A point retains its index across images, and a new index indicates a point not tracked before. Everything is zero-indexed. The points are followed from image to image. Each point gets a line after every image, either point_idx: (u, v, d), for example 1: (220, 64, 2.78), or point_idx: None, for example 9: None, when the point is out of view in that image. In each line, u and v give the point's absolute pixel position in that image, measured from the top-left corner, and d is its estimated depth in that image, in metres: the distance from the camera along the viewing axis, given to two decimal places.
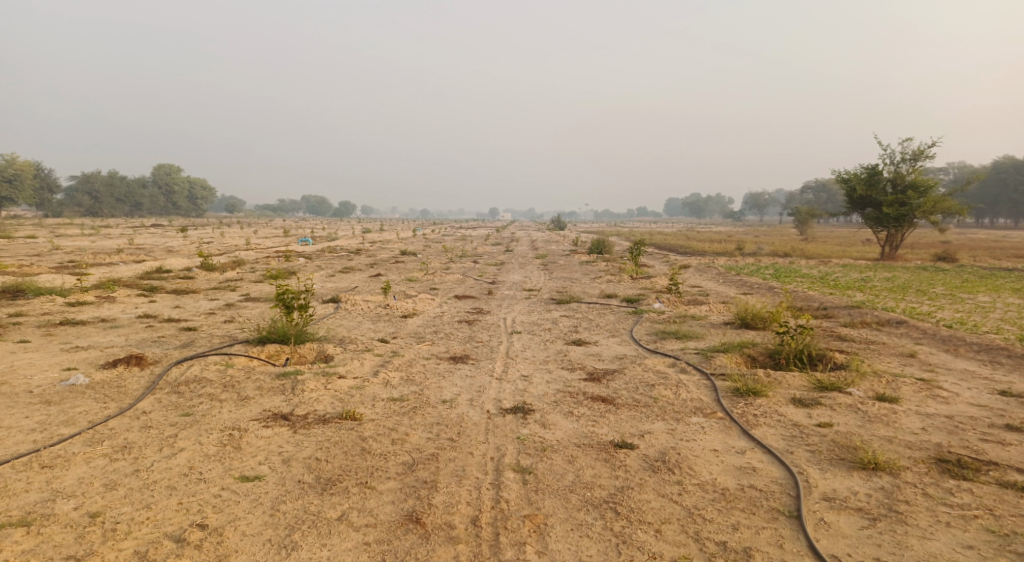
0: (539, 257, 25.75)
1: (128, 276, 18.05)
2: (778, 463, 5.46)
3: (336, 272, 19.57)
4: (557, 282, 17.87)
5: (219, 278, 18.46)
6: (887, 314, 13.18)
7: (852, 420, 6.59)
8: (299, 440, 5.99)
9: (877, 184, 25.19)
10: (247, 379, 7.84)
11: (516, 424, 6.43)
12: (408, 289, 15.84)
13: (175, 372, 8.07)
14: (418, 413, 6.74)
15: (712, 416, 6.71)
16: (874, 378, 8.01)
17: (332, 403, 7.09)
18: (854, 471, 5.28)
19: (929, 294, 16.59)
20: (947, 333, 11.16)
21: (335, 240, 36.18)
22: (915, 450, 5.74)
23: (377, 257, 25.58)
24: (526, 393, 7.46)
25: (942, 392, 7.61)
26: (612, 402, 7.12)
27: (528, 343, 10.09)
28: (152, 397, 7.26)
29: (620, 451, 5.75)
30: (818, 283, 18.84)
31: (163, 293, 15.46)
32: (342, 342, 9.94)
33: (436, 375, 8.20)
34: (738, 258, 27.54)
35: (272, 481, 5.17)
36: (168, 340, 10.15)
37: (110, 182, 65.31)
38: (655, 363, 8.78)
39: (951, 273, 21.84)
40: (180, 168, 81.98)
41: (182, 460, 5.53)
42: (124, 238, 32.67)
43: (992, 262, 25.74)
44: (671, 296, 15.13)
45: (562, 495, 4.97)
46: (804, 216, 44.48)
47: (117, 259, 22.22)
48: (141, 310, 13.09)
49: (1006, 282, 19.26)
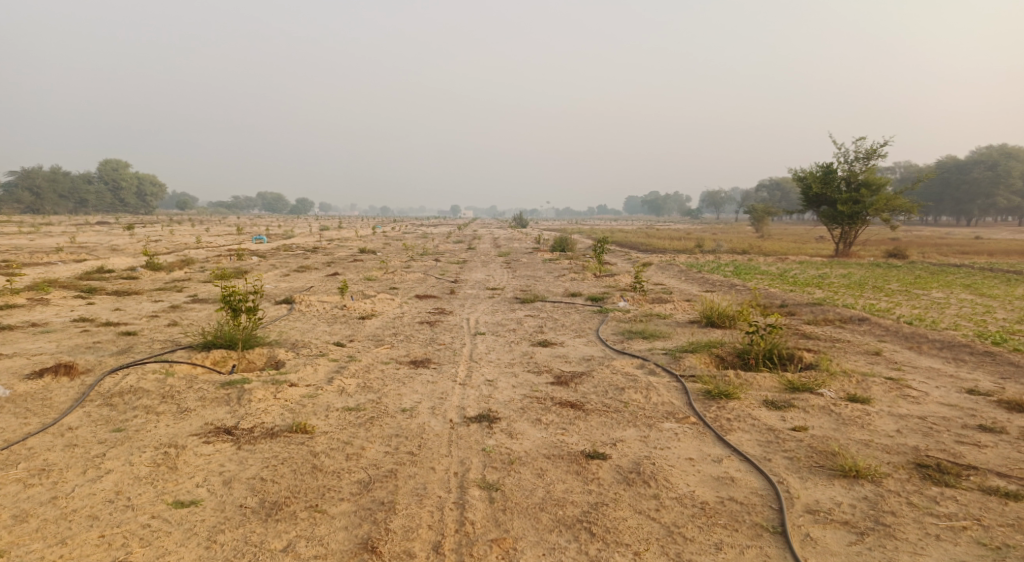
0: (501, 256, 25.38)
1: (66, 277, 16.92)
2: (756, 472, 5.20)
3: (291, 271, 18.82)
4: (520, 281, 17.52)
5: (164, 279, 17.49)
6: (849, 311, 13.22)
7: (826, 424, 6.40)
8: (242, 457, 5.47)
9: (832, 182, 25.59)
10: (189, 389, 7.23)
11: (481, 435, 6.03)
12: (366, 289, 15.26)
13: (108, 382, 7.40)
14: (376, 424, 6.28)
15: (685, 421, 6.44)
16: (844, 378, 7.87)
17: (282, 414, 6.56)
18: (836, 479, 5.05)
19: (886, 291, 16.81)
20: (909, 330, 11.21)
21: (292, 238, 35.16)
22: (894, 455, 5.56)
23: (335, 256, 24.74)
24: (491, 399, 7.07)
25: (912, 392, 7.51)
26: (581, 408, 6.79)
27: (493, 344, 9.70)
28: (80, 411, 6.60)
29: (592, 463, 5.41)
30: (778, 281, 18.93)
31: (103, 294, 14.51)
32: (295, 347, 9.37)
33: (395, 382, 7.74)
34: (698, 256, 27.67)
35: (210, 507, 4.66)
36: (104, 347, 9.39)
37: (52, 178, 62.31)
38: (623, 365, 8.48)
39: (903, 269, 22.39)
40: (128, 163, 78.84)
41: (108, 483, 4.95)
42: (66, 236, 30.96)
43: (940, 258, 26.51)
44: (636, 295, 14.91)
45: (531, 514, 4.59)
46: (760, 214, 45.16)
47: (56, 259, 20.92)
48: (77, 313, 12.20)
49: (956, 278, 19.79)
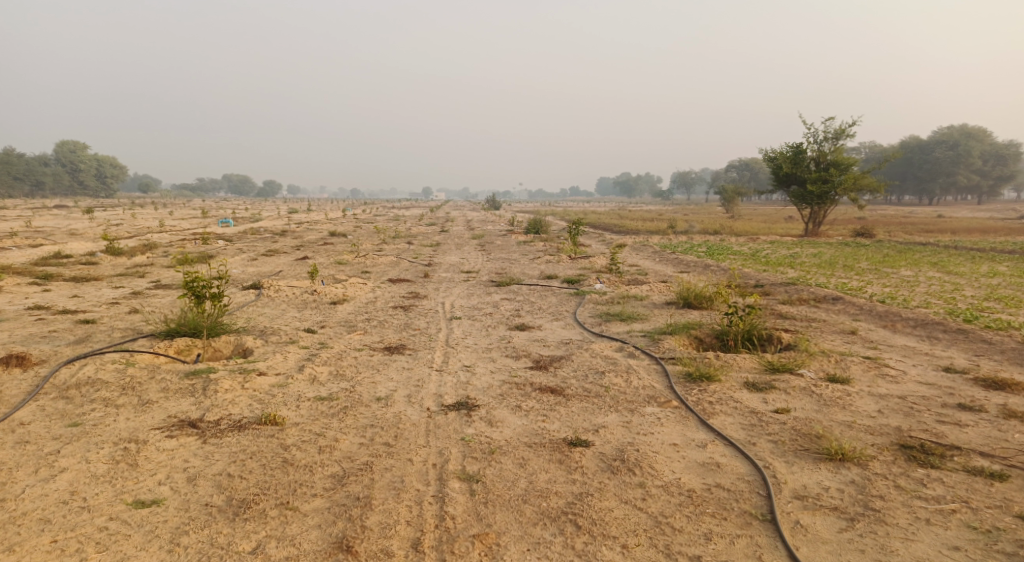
0: (475, 238, 25.08)
1: (21, 263, 16.17)
2: (742, 457, 5.11)
3: (259, 255, 18.28)
4: (495, 264, 17.27)
5: (125, 264, 16.82)
6: (822, 291, 13.27)
7: (808, 405, 6.34)
8: (208, 452, 5.18)
9: (802, 162, 25.71)
10: (151, 380, 6.87)
11: (460, 423, 5.83)
12: (337, 273, 14.87)
13: (64, 374, 7.00)
14: (349, 414, 6.03)
15: (667, 405, 6.33)
16: (823, 359, 7.85)
17: (250, 405, 6.27)
18: (822, 464, 4.99)
19: (856, 270, 16.99)
20: (882, 308, 11.28)
21: (259, 221, 34.49)
22: (877, 437, 5.53)
23: (304, 240, 24.13)
24: (469, 385, 6.86)
25: (890, 371, 7.52)
26: (561, 393, 6.62)
27: (469, 329, 9.47)
28: (33, 405, 6.21)
29: (575, 450, 5.25)
30: (750, 260, 19.01)
31: (60, 281, 13.88)
32: (264, 334, 9.02)
33: (369, 369, 7.48)
34: (671, 237, 27.69)
35: (173, 507, 4.38)
36: (60, 336, 8.92)
37: (6, 160, 59.82)
38: (602, 348, 8.33)
39: (871, 248, 22.67)
40: (86, 145, 76.04)
41: (61, 483, 4.61)
42: (21, 220, 29.71)
43: (907, 237, 26.92)
44: (612, 276, 14.77)
45: (514, 507, 4.42)
46: (730, 195, 45.51)
47: (9, 244, 19.97)
48: (32, 301, 11.62)
49: (923, 256, 20.09)
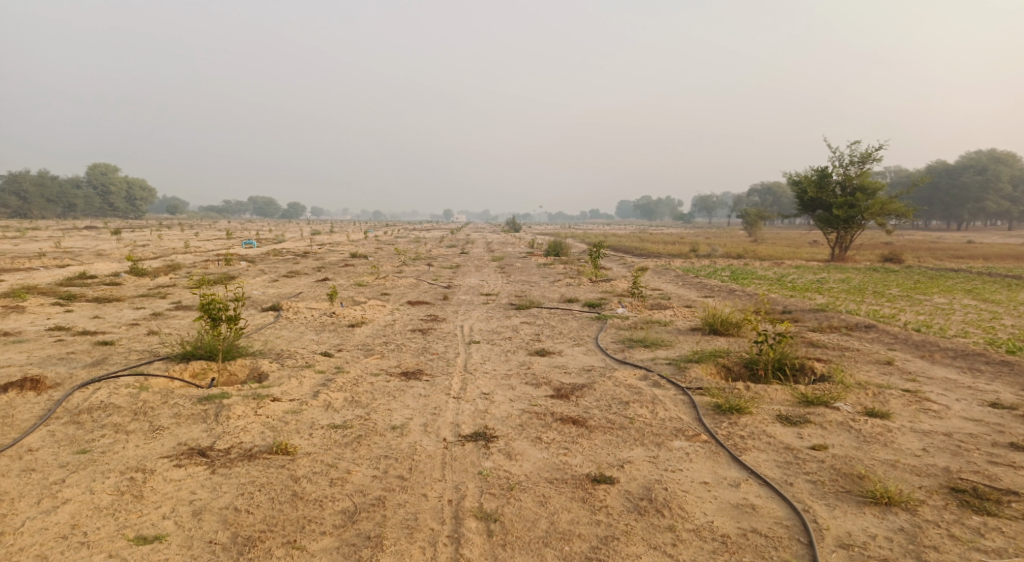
0: (495, 260, 24.94)
1: (46, 283, 16.30)
2: (779, 499, 4.80)
3: (279, 277, 18.28)
4: (515, 286, 17.06)
5: (148, 285, 16.89)
6: (853, 318, 12.82)
7: (847, 441, 5.98)
8: (216, 483, 4.98)
9: (827, 186, 25.26)
10: (163, 405, 6.72)
11: (477, 456, 5.56)
12: (357, 295, 14.77)
13: (77, 398, 6.88)
14: (363, 444, 5.81)
15: (695, 438, 6.00)
16: (860, 391, 7.45)
17: (262, 433, 6.07)
18: (866, 509, 4.66)
19: (888, 296, 16.44)
20: (918, 337, 10.81)
21: (281, 242, 34.86)
22: (924, 479, 5.17)
23: (325, 261, 24.17)
24: (487, 415, 6.60)
25: (933, 405, 7.11)
26: (584, 424, 6.33)
27: (488, 354, 9.23)
28: (44, 430, 6.08)
29: (599, 488, 4.96)
30: (777, 285, 18.57)
31: (81, 301, 13.92)
32: (280, 357, 8.87)
33: (385, 396, 7.25)
34: (694, 260, 27.32)
35: (176, 544, 4.18)
36: (77, 358, 8.84)
37: (40, 182, 61.42)
38: (626, 376, 8.02)
39: (902, 274, 22.09)
40: (116, 167, 77.77)
41: (63, 516, 4.43)
42: (51, 241, 30.29)
43: (937, 263, 26.25)
44: (634, 301, 14.45)
45: (535, 552, 4.18)
46: (753, 218, 44.94)
47: (37, 264, 20.27)
48: (53, 321, 11.62)
49: (956, 283, 19.49)
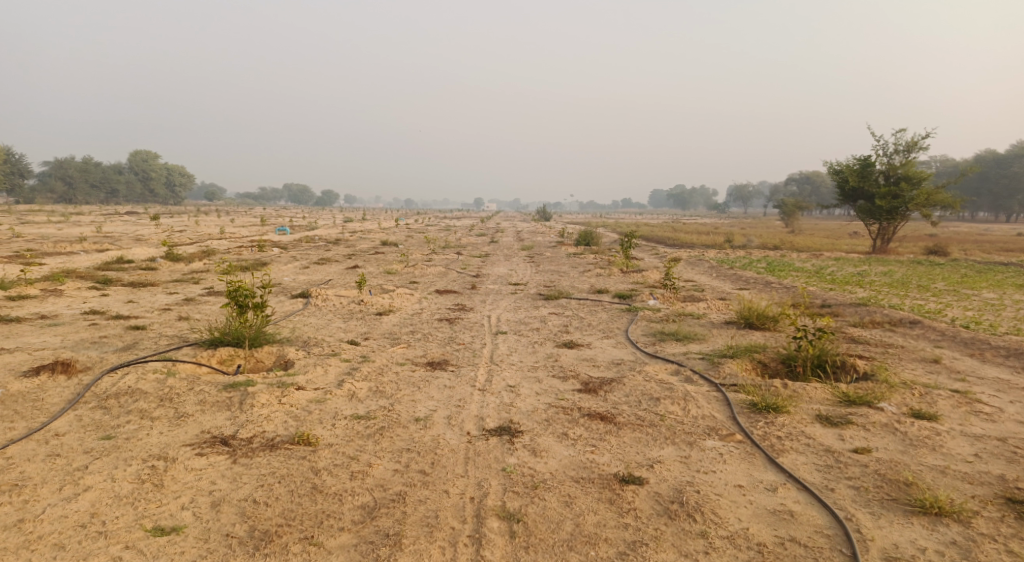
0: (524, 249, 24.69)
1: (85, 267, 16.64)
2: (818, 506, 4.54)
3: (310, 263, 18.37)
4: (544, 276, 16.82)
5: (182, 270, 17.13)
6: (897, 313, 12.28)
7: (892, 445, 5.65)
8: (236, 474, 4.91)
9: (870, 176, 24.33)
10: (189, 391, 6.70)
11: (501, 451, 5.39)
12: (385, 283, 14.72)
13: (106, 382, 6.92)
14: (386, 436, 5.69)
15: (730, 438, 5.74)
16: (905, 391, 7.07)
17: (285, 422, 6.00)
18: (914, 519, 4.35)
19: (932, 291, 15.76)
20: (968, 335, 10.27)
21: (314, 229, 35.24)
22: (977, 487, 4.82)
23: (356, 248, 24.27)
24: (513, 408, 6.42)
25: (985, 408, 6.70)
26: (612, 421, 6.11)
27: (515, 345, 9.06)
28: (72, 414, 6.12)
29: (627, 488, 4.75)
30: (815, 278, 17.97)
31: (117, 286, 14.17)
32: (307, 345, 8.83)
33: (410, 386, 7.14)
34: (728, 251, 26.64)
35: (192, 537, 4.13)
36: (109, 342, 8.94)
37: (83, 169, 63.20)
38: (656, 371, 7.77)
39: (948, 267, 21.19)
40: (157, 154, 79.49)
41: (83, 504, 4.42)
42: (93, 226, 31.08)
43: (986, 256, 25.12)
44: (666, 292, 14.10)
45: (559, 555, 4.02)
46: (791, 208, 43.74)
47: (78, 249, 20.76)
48: (88, 305, 11.82)
49: (1007, 277, 18.59)
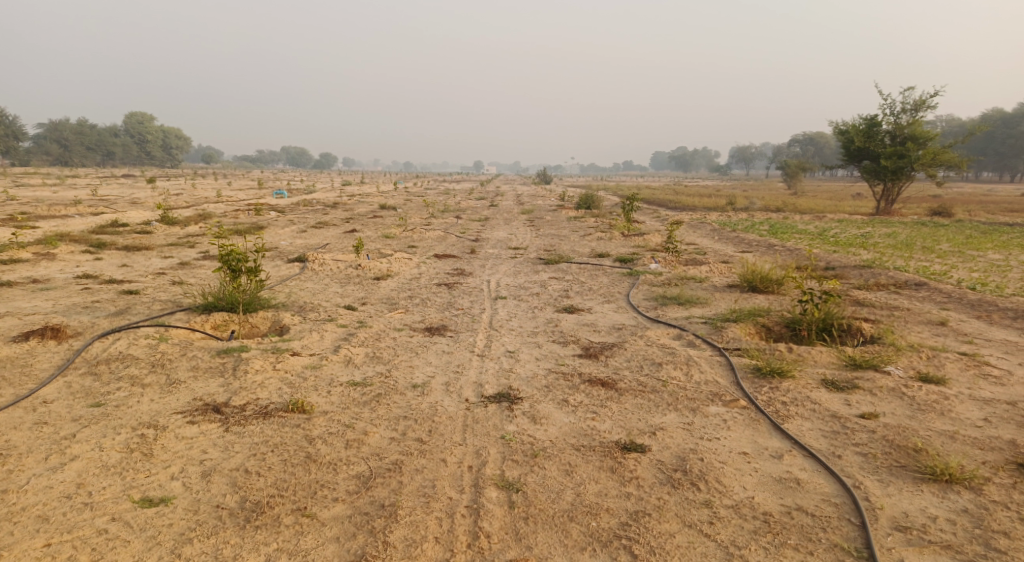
0: (525, 213, 24.38)
1: (79, 231, 16.39)
2: (826, 473, 4.42)
3: (308, 227, 18.12)
4: (544, 240, 16.59)
5: (178, 234, 16.89)
6: (902, 275, 12.07)
7: (899, 410, 5.51)
8: (228, 443, 4.79)
9: (876, 136, 23.87)
10: (182, 357, 6.56)
11: (500, 419, 5.27)
12: (383, 247, 14.51)
13: (96, 348, 6.78)
14: (382, 403, 5.56)
15: (733, 404, 5.60)
16: (912, 354, 6.92)
17: (279, 389, 5.87)
18: (924, 486, 4.24)
19: (937, 252, 15.53)
20: (974, 297, 10.09)
21: (312, 192, 34.82)
22: (988, 453, 4.70)
23: (355, 212, 23.98)
24: (512, 374, 6.29)
25: (993, 371, 6.55)
26: (613, 387, 5.97)
27: (514, 310, 8.90)
28: (61, 381, 5.98)
29: (629, 456, 4.63)
30: (818, 240, 17.74)
31: (112, 249, 13.96)
32: (302, 310, 8.66)
33: (407, 352, 7.00)
34: (731, 213, 26.33)
35: (181, 508, 4.03)
36: (102, 306, 8.77)
37: (79, 132, 62.42)
38: (658, 335, 7.62)
39: (952, 228, 20.92)
40: (152, 116, 78.20)
41: (69, 474, 4.31)
42: (89, 189, 30.69)
43: (990, 217, 24.79)
44: (668, 256, 13.87)
45: (559, 526, 3.91)
46: (794, 170, 43.16)
47: (74, 212, 20.48)
48: (82, 269, 11.63)
49: (1012, 238, 18.35)
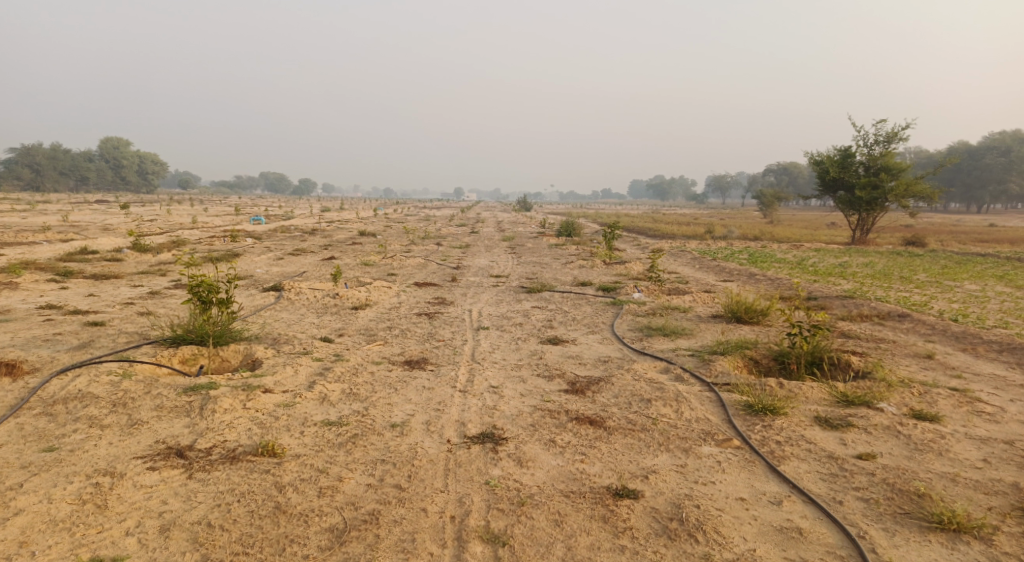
0: (505, 241, 24.24)
1: (45, 258, 15.81)
2: (828, 523, 4.21)
3: (285, 254, 17.73)
4: (526, 268, 16.39)
5: (150, 262, 16.38)
6: (884, 306, 12.06)
7: (897, 449, 5.34)
8: (191, 491, 4.44)
9: (850, 167, 24.29)
10: (146, 395, 6.17)
11: (484, 462, 4.98)
12: (362, 275, 14.19)
13: (54, 385, 6.36)
14: (359, 445, 5.24)
15: (727, 444, 5.38)
16: (904, 390, 6.78)
17: (249, 430, 5.51)
18: (932, 537, 4.05)
19: (915, 282, 15.65)
20: (958, 328, 10.07)
21: (291, 218, 34.44)
22: (992, 498, 4.53)
23: (333, 239, 23.61)
24: (496, 412, 6.00)
25: (986, 407, 6.43)
26: (601, 425, 5.72)
27: (497, 341, 8.64)
28: (12, 422, 5.58)
29: (621, 504, 4.37)
30: (798, 269, 17.84)
31: (78, 278, 13.44)
32: (276, 343, 8.29)
33: (385, 388, 6.68)
34: (710, 242, 26.47)
35: None
36: (63, 339, 8.33)
37: (51, 156, 61.38)
38: (646, 369, 7.40)
39: (928, 258, 21.23)
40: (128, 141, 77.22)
41: (12, 531, 3.95)
42: (60, 215, 29.98)
43: (962, 247, 25.30)
44: (651, 284, 13.74)
45: None
46: (770, 199, 43.79)
47: (41, 239, 19.86)
48: (45, 299, 11.12)
49: (986, 268, 18.64)
